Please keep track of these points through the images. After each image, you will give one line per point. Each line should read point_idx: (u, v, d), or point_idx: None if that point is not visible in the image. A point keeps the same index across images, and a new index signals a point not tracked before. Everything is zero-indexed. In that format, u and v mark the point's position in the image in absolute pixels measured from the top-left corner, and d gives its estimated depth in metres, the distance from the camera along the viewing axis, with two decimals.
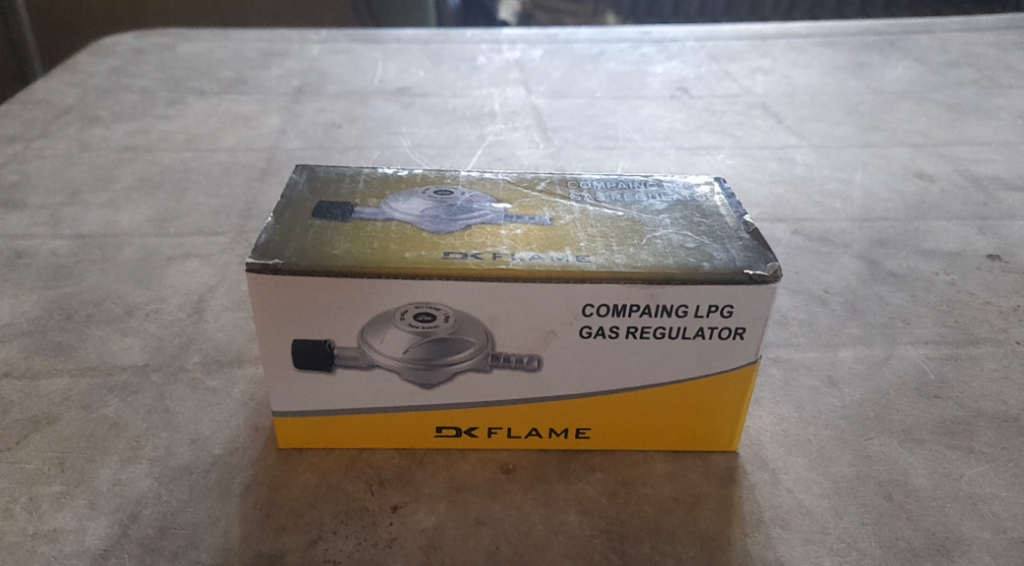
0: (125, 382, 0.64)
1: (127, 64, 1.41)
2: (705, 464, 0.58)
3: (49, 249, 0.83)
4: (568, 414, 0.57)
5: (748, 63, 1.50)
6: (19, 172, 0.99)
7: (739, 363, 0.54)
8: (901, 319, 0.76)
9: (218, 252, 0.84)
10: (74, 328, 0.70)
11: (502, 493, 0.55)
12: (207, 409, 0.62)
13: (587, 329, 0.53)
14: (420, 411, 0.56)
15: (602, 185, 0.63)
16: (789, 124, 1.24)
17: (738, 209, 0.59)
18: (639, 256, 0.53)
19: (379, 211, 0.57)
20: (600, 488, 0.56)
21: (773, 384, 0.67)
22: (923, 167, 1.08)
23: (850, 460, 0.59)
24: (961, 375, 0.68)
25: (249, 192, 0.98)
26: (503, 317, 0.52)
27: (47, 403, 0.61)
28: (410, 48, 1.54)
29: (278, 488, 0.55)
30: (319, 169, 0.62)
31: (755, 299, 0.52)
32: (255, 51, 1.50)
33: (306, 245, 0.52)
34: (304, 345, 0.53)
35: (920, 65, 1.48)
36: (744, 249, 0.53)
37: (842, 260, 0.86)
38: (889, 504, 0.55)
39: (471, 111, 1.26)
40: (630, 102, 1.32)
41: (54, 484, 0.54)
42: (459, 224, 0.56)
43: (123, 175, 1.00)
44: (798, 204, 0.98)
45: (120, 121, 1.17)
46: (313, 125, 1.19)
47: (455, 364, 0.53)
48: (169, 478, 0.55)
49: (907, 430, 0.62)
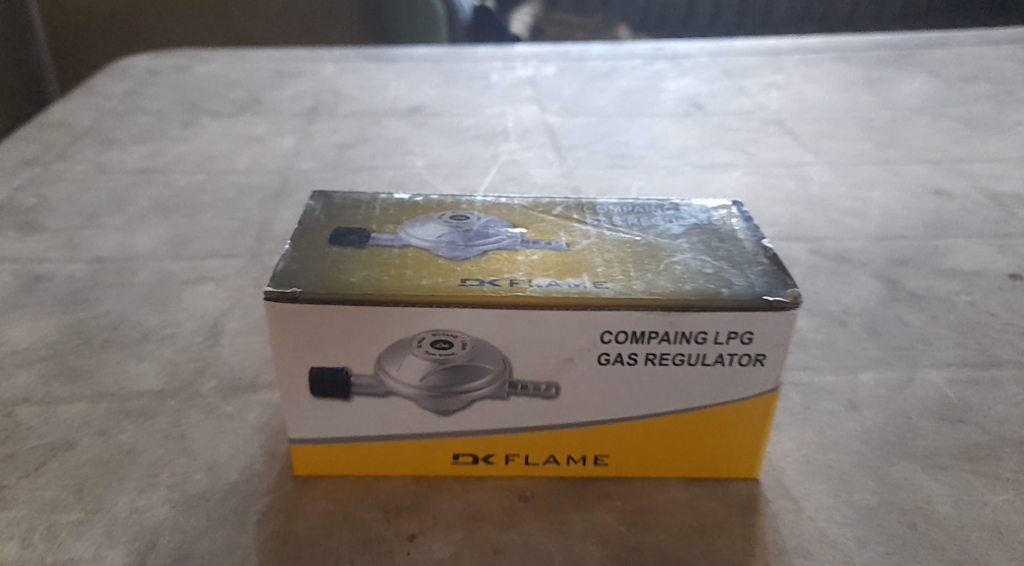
0: (142, 408, 0.64)
1: (143, 85, 1.42)
2: (725, 491, 0.58)
3: (66, 272, 0.83)
4: (585, 441, 0.56)
5: (761, 79, 1.50)
6: (36, 195, 1.00)
7: (760, 390, 0.54)
8: (921, 341, 0.75)
9: (233, 275, 0.85)
10: (91, 353, 0.71)
11: (520, 522, 0.55)
12: (223, 435, 0.62)
13: (605, 356, 0.52)
14: (437, 439, 0.56)
15: (618, 209, 0.63)
16: (803, 141, 1.24)
17: (756, 233, 0.58)
18: (657, 282, 0.52)
19: (395, 237, 0.57)
20: (619, 516, 0.55)
21: (791, 408, 0.66)
22: (940, 184, 1.07)
23: (873, 487, 0.58)
24: (985, 398, 0.67)
25: (264, 213, 0.98)
26: (520, 345, 0.52)
27: (65, 429, 0.61)
28: (423, 66, 1.55)
29: (294, 516, 0.54)
30: (335, 195, 0.62)
31: (775, 325, 0.51)
32: (269, 70, 1.51)
33: (322, 273, 0.52)
34: (320, 373, 0.53)
35: (935, 79, 1.47)
36: (763, 275, 0.53)
37: (860, 280, 0.85)
38: (914, 533, 0.54)
39: (484, 130, 1.26)
40: (642, 120, 1.32)
41: (72, 511, 0.54)
42: (475, 250, 0.56)
43: (139, 197, 1.01)
44: (814, 223, 0.98)
45: (136, 143, 1.18)
46: (327, 145, 1.20)
47: (472, 391, 0.53)
48: (186, 505, 0.55)
49: (930, 456, 0.61)
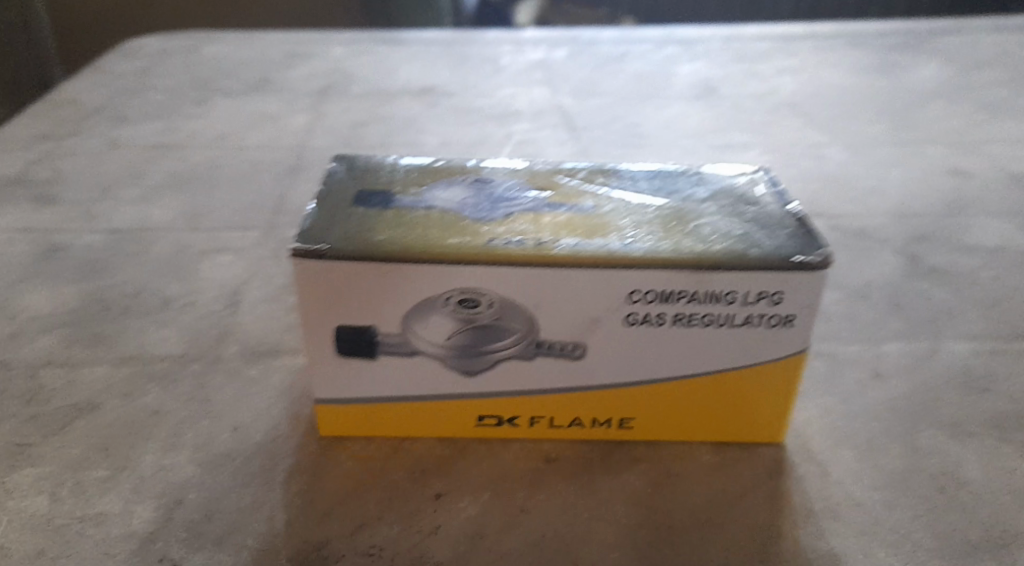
0: (165, 371, 0.64)
1: (155, 65, 1.42)
2: (751, 456, 0.57)
3: (84, 242, 0.83)
4: (611, 404, 0.56)
5: (775, 63, 1.49)
6: (51, 169, 1.00)
7: (788, 351, 0.53)
8: (944, 314, 0.74)
9: (250, 246, 0.84)
10: (111, 319, 0.70)
11: (547, 484, 0.54)
12: (247, 397, 0.61)
13: (633, 316, 0.52)
14: (462, 400, 0.55)
15: (643, 175, 0.62)
16: (819, 122, 1.23)
17: (782, 198, 0.58)
18: (685, 243, 0.52)
19: (420, 199, 0.57)
20: (646, 479, 0.55)
21: (815, 377, 0.66)
22: (959, 164, 1.07)
23: (899, 453, 0.58)
24: (1010, 369, 0.67)
25: (279, 188, 0.98)
26: (548, 304, 0.51)
27: (89, 391, 0.61)
28: (434, 49, 1.54)
29: (320, 475, 0.54)
30: (358, 160, 0.62)
31: (806, 285, 0.51)
32: (281, 52, 1.51)
33: (348, 231, 0.52)
34: (347, 332, 0.52)
35: (950, 65, 1.46)
36: (792, 237, 0.53)
37: (880, 255, 0.84)
38: (942, 496, 0.54)
39: (498, 110, 1.26)
40: (656, 101, 1.31)
41: (99, 469, 0.54)
42: (501, 212, 0.55)
43: (154, 172, 1.01)
44: (832, 201, 0.97)
45: (151, 121, 1.18)
46: (341, 123, 1.20)
47: (498, 351, 0.53)
48: (212, 464, 0.55)
49: (956, 424, 0.61)
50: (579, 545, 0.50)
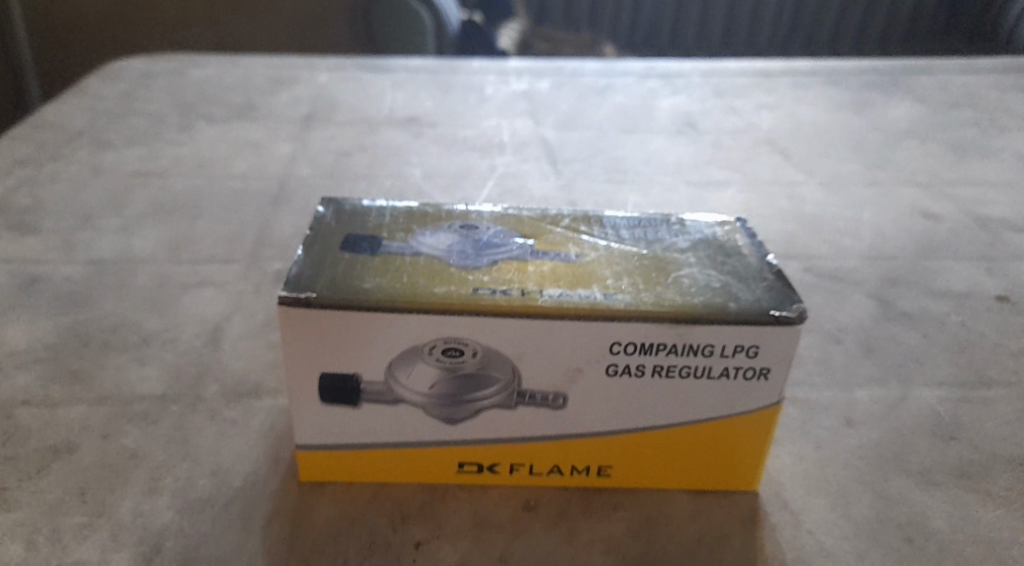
0: (144, 412, 0.64)
1: (137, 88, 1.41)
2: (727, 503, 0.58)
3: (63, 274, 0.82)
4: (591, 452, 0.57)
5: (752, 99, 1.53)
6: (31, 196, 0.99)
7: (765, 403, 0.55)
8: (914, 359, 0.76)
9: (232, 279, 0.84)
10: (91, 355, 0.70)
11: (526, 533, 0.55)
12: (228, 440, 0.61)
13: (614, 367, 0.53)
14: (444, 448, 0.56)
15: (625, 222, 0.63)
16: (795, 161, 1.26)
17: (761, 249, 0.59)
18: (666, 295, 0.53)
19: (406, 245, 0.57)
20: (625, 527, 0.56)
21: (790, 424, 0.68)
22: (929, 206, 1.10)
23: (869, 502, 0.59)
24: (977, 417, 0.69)
25: (262, 219, 0.98)
26: (531, 354, 0.52)
27: (66, 432, 0.61)
28: (419, 76, 1.56)
29: (300, 522, 0.54)
30: (345, 202, 0.63)
31: (782, 340, 0.52)
32: (265, 77, 1.51)
33: (335, 279, 0.52)
34: (331, 380, 0.53)
35: (921, 105, 1.50)
36: (769, 290, 0.54)
37: (854, 299, 0.86)
38: (910, 547, 0.55)
39: (481, 142, 1.27)
40: (637, 136, 1.33)
41: (76, 516, 0.54)
42: (486, 259, 0.56)
43: (136, 200, 1.01)
44: (808, 241, 0.99)
45: (133, 146, 1.17)
46: (325, 152, 1.20)
47: (480, 400, 0.53)
48: (191, 510, 0.55)
49: (925, 473, 0.63)
50: None
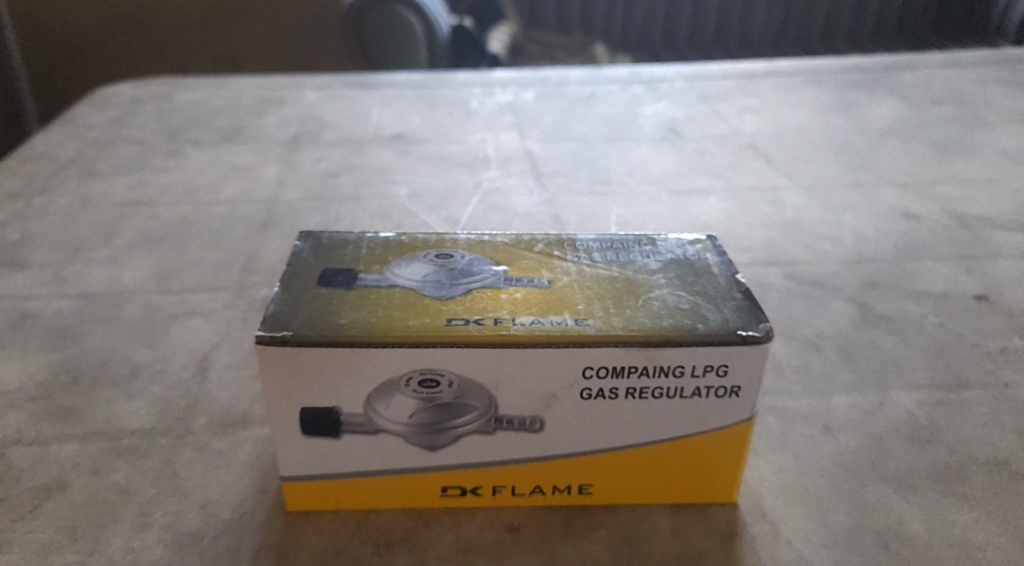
0: (134, 446, 0.65)
1: (125, 115, 1.43)
2: (706, 517, 0.60)
3: (54, 309, 0.84)
4: (570, 472, 0.58)
5: (736, 103, 1.54)
6: (21, 231, 1.00)
7: (737, 419, 0.56)
8: (892, 363, 0.77)
9: (220, 308, 0.86)
10: (81, 391, 0.71)
11: (509, 555, 0.56)
12: (216, 472, 0.63)
13: (588, 391, 0.54)
14: (426, 473, 0.57)
15: (598, 244, 0.65)
16: (778, 165, 1.27)
17: (730, 267, 0.61)
18: (636, 318, 0.54)
19: (382, 277, 0.59)
20: (606, 546, 0.57)
21: (769, 433, 0.69)
22: (910, 207, 1.11)
23: (846, 510, 0.61)
24: (953, 419, 0.70)
25: (249, 245, 1.00)
26: (506, 382, 0.53)
27: (57, 470, 0.62)
28: (405, 92, 1.57)
29: (288, 553, 0.56)
30: (323, 236, 0.64)
31: (749, 359, 0.53)
32: (252, 98, 1.53)
33: (312, 315, 0.54)
34: (312, 414, 0.54)
35: (904, 102, 1.51)
36: (737, 309, 0.55)
37: (834, 304, 0.88)
38: (886, 554, 0.56)
39: (467, 158, 1.28)
40: (621, 145, 1.35)
41: (67, 554, 0.55)
42: (460, 289, 0.57)
43: (125, 231, 1.02)
44: (789, 247, 1.01)
45: (121, 175, 1.19)
46: (312, 174, 1.21)
47: (459, 427, 0.55)
48: (179, 545, 0.56)
49: (902, 478, 0.64)
50: None
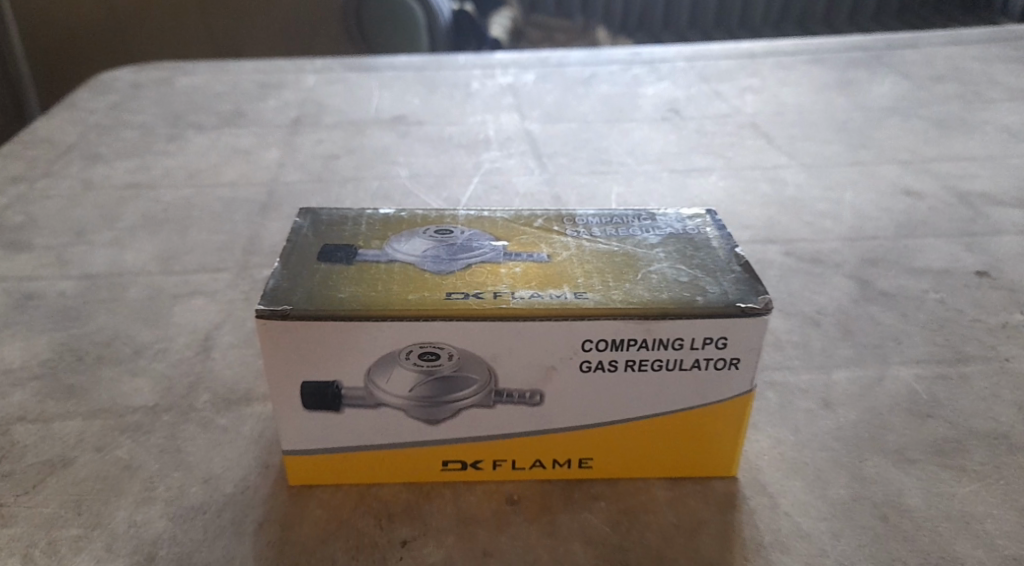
0: (137, 423, 0.65)
1: (125, 100, 1.43)
2: (705, 490, 0.60)
3: (57, 290, 0.84)
4: (570, 445, 0.58)
5: (737, 82, 1.53)
6: (23, 213, 1.01)
7: (736, 392, 0.56)
8: (892, 339, 0.77)
9: (222, 288, 0.86)
10: (85, 370, 0.72)
11: (509, 526, 0.57)
12: (219, 448, 0.63)
13: (587, 363, 0.54)
14: (427, 447, 0.58)
15: (598, 220, 0.65)
16: (779, 143, 1.27)
17: (730, 241, 0.60)
18: (635, 291, 0.54)
19: (382, 253, 0.59)
20: (605, 517, 0.57)
21: (768, 407, 0.69)
22: (911, 184, 1.10)
23: (845, 482, 0.61)
24: (953, 394, 0.70)
25: (250, 227, 1.00)
26: (505, 355, 0.53)
27: (62, 446, 0.63)
28: (404, 75, 1.57)
29: (291, 525, 0.56)
30: (322, 212, 0.64)
31: (748, 330, 0.53)
32: (252, 82, 1.52)
33: (312, 290, 0.54)
34: (313, 387, 0.54)
35: (906, 80, 1.50)
36: (736, 282, 0.55)
37: (834, 281, 0.88)
38: (884, 525, 0.57)
39: (466, 139, 1.28)
40: (622, 125, 1.34)
41: (73, 527, 0.56)
42: (460, 264, 0.58)
43: (126, 213, 1.02)
44: (789, 225, 1.00)
45: (122, 159, 1.19)
46: (312, 156, 1.21)
47: (459, 400, 0.55)
48: (183, 518, 0.57)
49: (901, 451, 0.64)
50: None
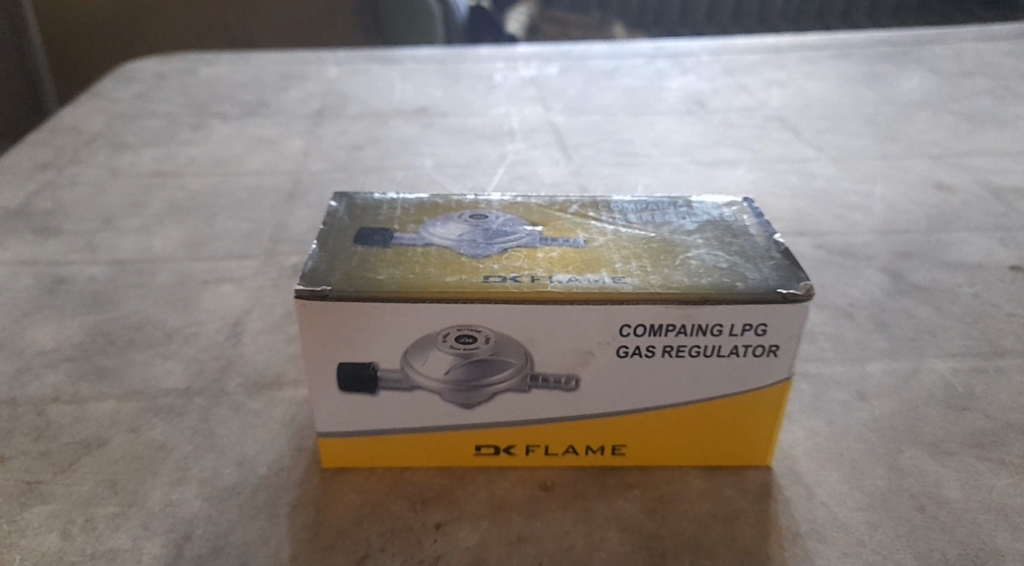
0: (170, 406, 0.66)
1: (151, 89, 1.43)
2: (740, 480, 0.59)
3: (88, 274, 0.85)
4: (605, 432, 0.58)
5: (762, 76, 1.52)
6: (52, 199, 1.01)
7: (774, 379, 0.55)
8: (926, 331, 0.77)
9: (251, 275, 0.86)
10: (117, 352, 0.72)
11: (543, 512, 0.56)
12: (251, 431, 0.63)
13: (624, 349, 0.54)
14: (461, 431, 0.57)
15: (633, 206, 0.64)
16: (806, 137, 1.26)
17: (768, 228, 0.60)
18: (674, 277, 0.54)
19: (417, 236, 0.59)
20: (640, 505, 0.57)
21: (802, 399, 0.68)
22: (942, 178, 1.09)
23: (882, 474, 0.60)
24: (990, 387, 0.69)
25: (277, 215, 1.00)
26: (542, 339, 0.53)
27: (96, 426, 0.63)
28: (427, 66, 1.56)
29: (325, 508, 0.56)
30: (357, 197, 0.64)
31: (789, 317, 0.53)
32: (275, 73, 1.53)
33: (349, 272, 0.54)
34: (349, 369, 0.54)
35: (935, 75, 1.49)
36: (776, 268, 0.55)
37: (865, 273, 0.87)
38: (923, 516, 0.56)
39: (491, 130, 1.28)
40: (646, 118, 1.34)
41: (108, 506, 0.56)
42: (496, 248, 0.57)
43: (154, 201, 1.03)
44: (819, 218, 1.00)
45: (148, 147, 1.19)
46: (338, 146, 1.21)
47: (495, 384, 0.55)
48: (218, 499, 0.57)
49: (938, 443, 0.63)
50: None
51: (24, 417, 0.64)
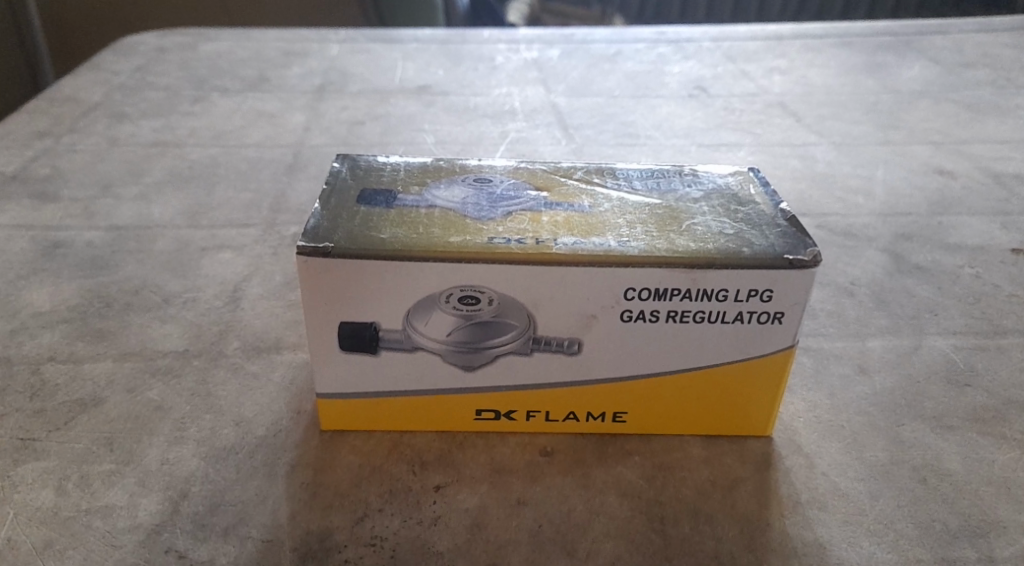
0: (167, 367, 0.65)
1: (150, 63, 1.42)
2: (740, 449, 0.59)
3: (85, 239, 0.84)
4: (606, 398, 0.58)
5: (763, 63, 1.52)
6: (50, 166, 1.00)
7: (777, 347, 0.55)
8: (928, 310, 0.76)
9: (250, 243, 0.86)
10: (114, 315, 0.72)
11: (543, 476, 0.56)
12: (250, 393, 0.63)
13: (628, 313, 0.53)
14: (461, 395, 0.57)
15: (638, 174, 0.64)
16: (808, 122, 1.25)
17: (774, 197, 0.59)
18: (680, 241, 0.53)
19: (421, 198, 0.58)
20: (640, 471, 0.57)
21: (804, 372, 0.68)
22: (944, 164, 1.09)
23: (884, 445, 0.60)
24: (991, 364, 0.69)
25: (277, 186, 0.99)
26: (546, 302, 0.53)
27: (91, 386, 0.62)
28: (429, 47, 1.56)
29: (323, 469, 0.56)
30: (360, 159, 0.63)
31: (795, 284, 0.52)
32: (276, 49, 1.52)
33: (353, 229, 0.53)
34: (351, 329, 0.54)
35: (936, 65, 1.49)
36: (782, 236, 0.54)
37: (867, 253, 0.87)
38: (924, 488, 0.56)
39: (493, 109, 1.27)
40: (648, 101, 1.33)
41: (104, 463, 0.55)
42: (501, 210, 0.57)
43: (153, 169, 1.02)
44: (820, 200, 1.00)
45: (147, 118, 1.18)
46: (338, 122, 1.21)
47: (497, 347, 0.54)
48: (215, 458, 0.56)
49: (939, 418, 0.63)
50: (576, 536, 0.51)
51: (19, 375, 0.63)
